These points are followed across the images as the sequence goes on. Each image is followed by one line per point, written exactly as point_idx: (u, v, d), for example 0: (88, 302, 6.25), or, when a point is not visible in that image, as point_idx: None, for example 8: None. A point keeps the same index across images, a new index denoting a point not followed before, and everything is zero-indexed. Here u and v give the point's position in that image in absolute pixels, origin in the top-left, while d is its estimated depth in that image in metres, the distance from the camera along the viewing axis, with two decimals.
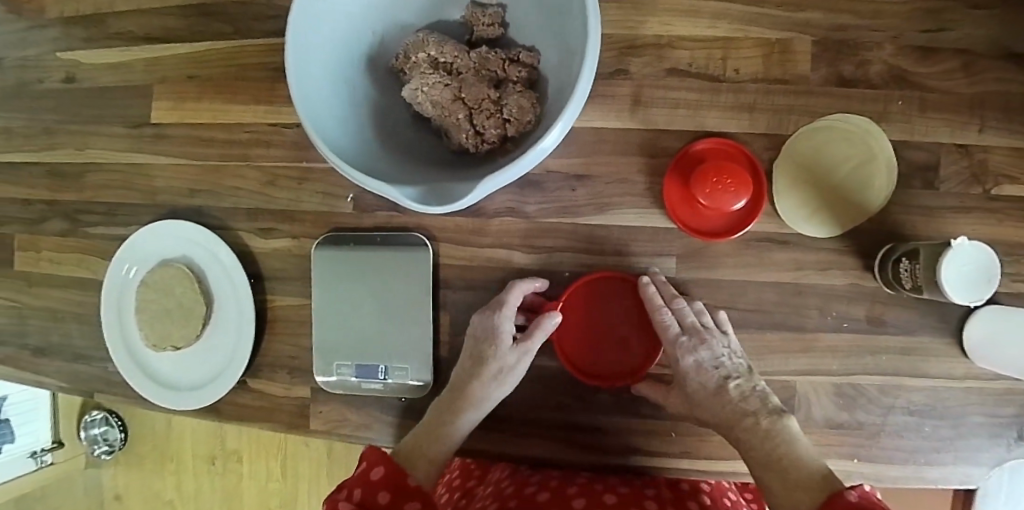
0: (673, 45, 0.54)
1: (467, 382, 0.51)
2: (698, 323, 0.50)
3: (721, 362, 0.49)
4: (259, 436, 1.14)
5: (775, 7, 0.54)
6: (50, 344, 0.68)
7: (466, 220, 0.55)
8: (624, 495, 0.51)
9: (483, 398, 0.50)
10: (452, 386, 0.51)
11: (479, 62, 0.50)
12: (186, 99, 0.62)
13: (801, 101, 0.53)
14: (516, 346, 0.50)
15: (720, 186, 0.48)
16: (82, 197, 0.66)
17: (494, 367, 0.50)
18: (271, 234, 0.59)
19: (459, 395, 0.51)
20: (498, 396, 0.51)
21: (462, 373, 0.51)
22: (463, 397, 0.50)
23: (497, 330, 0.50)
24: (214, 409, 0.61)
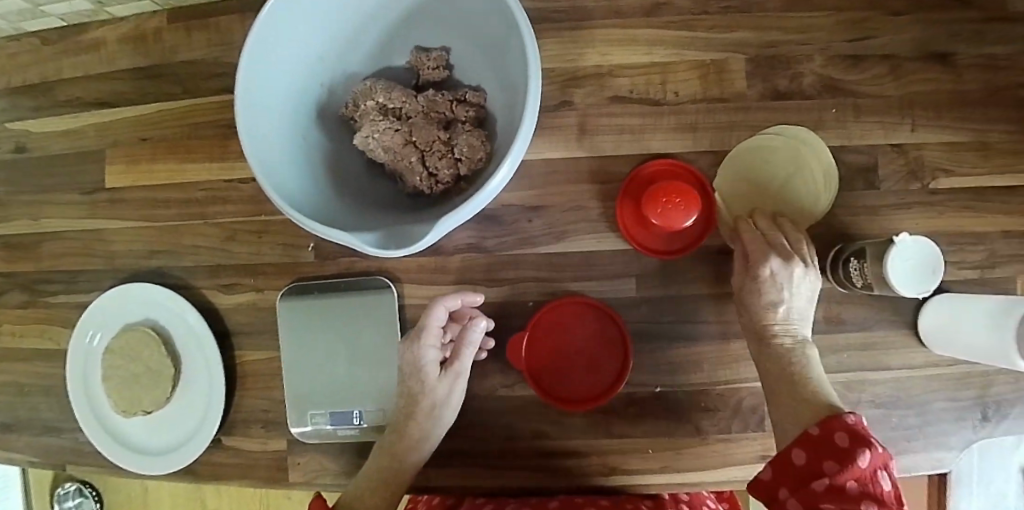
0: (613, 73, 0.56)
1: (405, 417, 0.52)
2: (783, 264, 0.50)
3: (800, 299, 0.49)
4: (238, 493, 1.12)
5: (707, 30, 0.56)
6: (17, 419, 0.67)
7: (428, 258, 0.55)
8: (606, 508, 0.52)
9: (424, 428, 0.52)
10: (393, 424, 0.52)
11: (427, 105, 0.51)
12: (141, 161, 0.62)
13: (740, 117, 0.55)
14: (445, 372, 0.52)
15: (671, 205, 0.50)
16: (39, 267, 0.65)
17: (428, 397, 0.52)
18: (235, 289, 0.59)
19: (401, 431, 0.52)
20: (440, 423, 0.52)
21: (400, 411, 0.53)
22: (405, 432, 0.51)
23: (421, 360, 0.52)
24: (190, 471, 0.60)
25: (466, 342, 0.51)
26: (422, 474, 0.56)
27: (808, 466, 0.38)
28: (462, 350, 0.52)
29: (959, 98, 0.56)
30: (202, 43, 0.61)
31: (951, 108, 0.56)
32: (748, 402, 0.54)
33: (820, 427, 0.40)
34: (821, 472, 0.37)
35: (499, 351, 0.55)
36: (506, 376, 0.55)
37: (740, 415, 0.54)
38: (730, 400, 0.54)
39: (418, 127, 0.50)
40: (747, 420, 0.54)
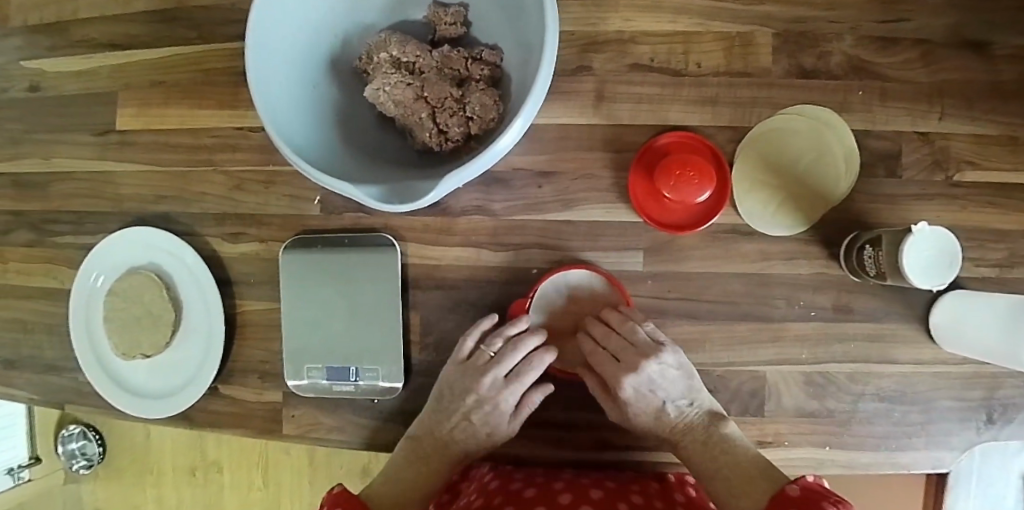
0: (635, 40, 0.54)
1: (447, 428, 0.51)
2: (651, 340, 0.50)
3: (658, 385, 0.50)
4: (239, 448, 1.13)
5: (734, 2, 0.54)
6: (21, 356, 0.68)
7: (434, 219, 0.55)
8: (610, 490, 0.48)
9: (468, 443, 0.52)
10: (429, 431, 0.52)
11: (442, 61, 0.50)
12: (151, 105, 0.61)
13: (763, 94, 0.54)
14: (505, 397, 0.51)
15: (685, 179, 0.49)
16: (48, 206, 0.66)
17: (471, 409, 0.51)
18: (239, 238, 0.59)
19: (442, 441, 0.51)
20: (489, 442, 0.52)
21: (440, 423, 0.51)
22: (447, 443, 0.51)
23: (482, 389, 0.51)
24: (186, 417, 0.60)
25: (530, 366, 0.50)
26: None
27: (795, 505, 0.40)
28: (524, 374, 0.50)
29: (992, 88, 0.54)
30: None
31: (984, 98, 0.54)
32: (749, 386, 0.54)
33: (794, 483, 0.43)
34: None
35: (499, 317, 0.55)
36: None
37: (739, 398, 0.54)
38: (730, 382, 0.54)
39: (429, 83, 0.49)
40: (746, 403, 0.54)
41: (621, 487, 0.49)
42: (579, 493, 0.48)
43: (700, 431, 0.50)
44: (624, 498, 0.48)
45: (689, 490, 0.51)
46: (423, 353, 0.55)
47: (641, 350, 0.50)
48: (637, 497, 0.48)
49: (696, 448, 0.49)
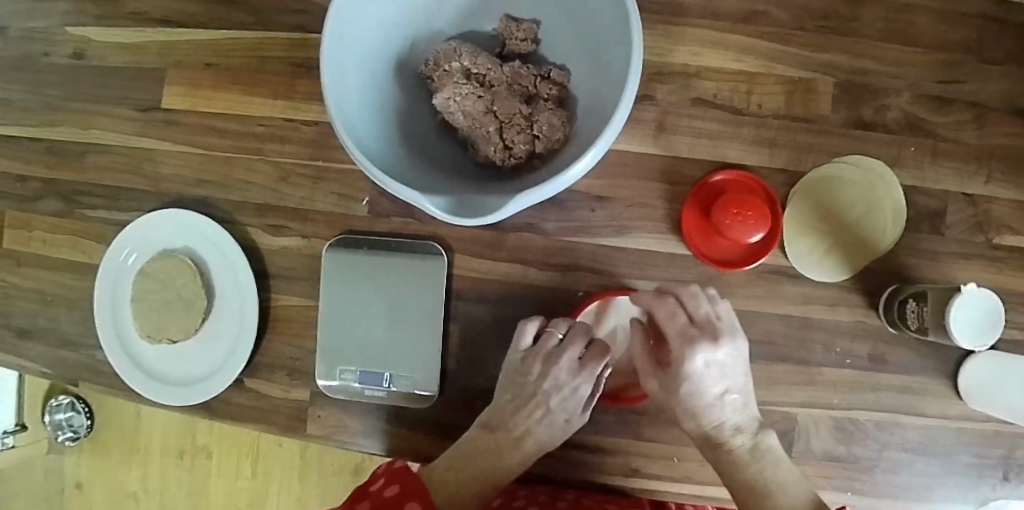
0: (701, 75, 0.54)
1: (525, 421, 0.53)
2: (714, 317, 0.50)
3: (725, 372, 0.50)
4: (232, 435, 1.12)
5: (800, 47, 0.55)
6: (36, 326, 0.66)
7: (484, 232, 0.54)
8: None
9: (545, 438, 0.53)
10: (497, 426, 0.52)
11: (512, 77, 0.50)
12: (201, 86, 0.60)
13: (819, 141, 0.55)
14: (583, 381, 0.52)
15: (739, 219, 0.49)
16: (80, 178, 0.64)
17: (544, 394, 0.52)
18: (281, 232, 0.58)
19: (518, 434, 0.53)
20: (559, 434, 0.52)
21: (513, 417, 0.53)
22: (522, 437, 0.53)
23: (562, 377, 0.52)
24: (206, 407, 0.59)
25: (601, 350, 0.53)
26: (441, 447, 0.55)
27: None
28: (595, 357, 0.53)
29: None
30: None
31: None
32: (780, 426, 0.54)
33: None
34: None
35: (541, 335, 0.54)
36: None
37: None
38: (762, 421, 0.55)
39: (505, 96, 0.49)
40: None
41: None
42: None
43: (750, 441, 0.50)
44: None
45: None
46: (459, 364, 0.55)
47: (709, 330, 0.49)
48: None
49: (744, 457, 0.50)
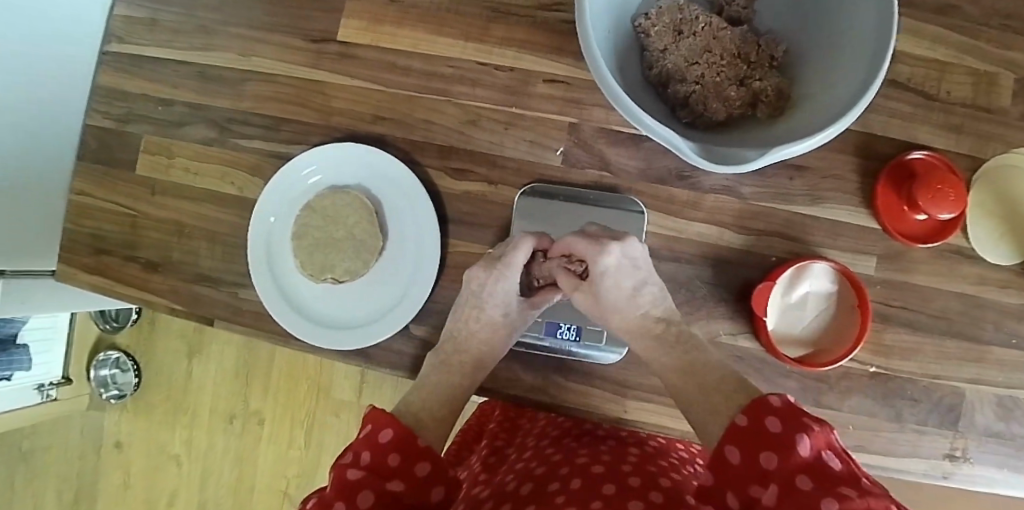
0: (896, 59, 0.57)
1: (476, 332, 0.53)
2: (608, 261, 0.50)
3: (616, 288, 0.50)
4: (285, 399, 1.08)
5: (984, 42, 0.57)
6: (167, 259, 0.62)
7: (681, 192, 0.55)
8: (610, 498, 0.42)
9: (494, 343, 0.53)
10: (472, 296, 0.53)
11: (739, 42, 0.53)
12: (384, 22, 0.59)
13: (999, 131, 0.57)
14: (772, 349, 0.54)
15: (942, 194, 0.51)
16: (236, 105, 0.61)
17: (490, 324, 0.53)
18: (465, 176, 0.57)
19: (474, 321, 0.53)
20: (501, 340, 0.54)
21: (470, 321, 0.53)
22: (473, 340, 0.53)
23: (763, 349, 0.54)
24: (367, 353, 0.57)
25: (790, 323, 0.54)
26: (620, 404, 0.55)
27: (745, 465, 0.36)
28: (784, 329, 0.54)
29: None
30: None
31: None
32: (949, 400, 0.56)
33: (752, 415, 0.39)
34: (761, 467, 0.35)
35: (731, 296, 0.55)
36: (731, 323, 0.55)
37: (938, 411, 0.56)
38: (932, 394, 0.56)
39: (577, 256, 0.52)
40: (944, 416, 0.56)
41: (619, 495, 0.43)
42: (575, 501, 0.42)
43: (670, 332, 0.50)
44: (596, 492, 0.43)
45: (675, 475, 0.48)
46: None
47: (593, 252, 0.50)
48: (599, 466, 0.48)
49: (878, 396, 0.56)
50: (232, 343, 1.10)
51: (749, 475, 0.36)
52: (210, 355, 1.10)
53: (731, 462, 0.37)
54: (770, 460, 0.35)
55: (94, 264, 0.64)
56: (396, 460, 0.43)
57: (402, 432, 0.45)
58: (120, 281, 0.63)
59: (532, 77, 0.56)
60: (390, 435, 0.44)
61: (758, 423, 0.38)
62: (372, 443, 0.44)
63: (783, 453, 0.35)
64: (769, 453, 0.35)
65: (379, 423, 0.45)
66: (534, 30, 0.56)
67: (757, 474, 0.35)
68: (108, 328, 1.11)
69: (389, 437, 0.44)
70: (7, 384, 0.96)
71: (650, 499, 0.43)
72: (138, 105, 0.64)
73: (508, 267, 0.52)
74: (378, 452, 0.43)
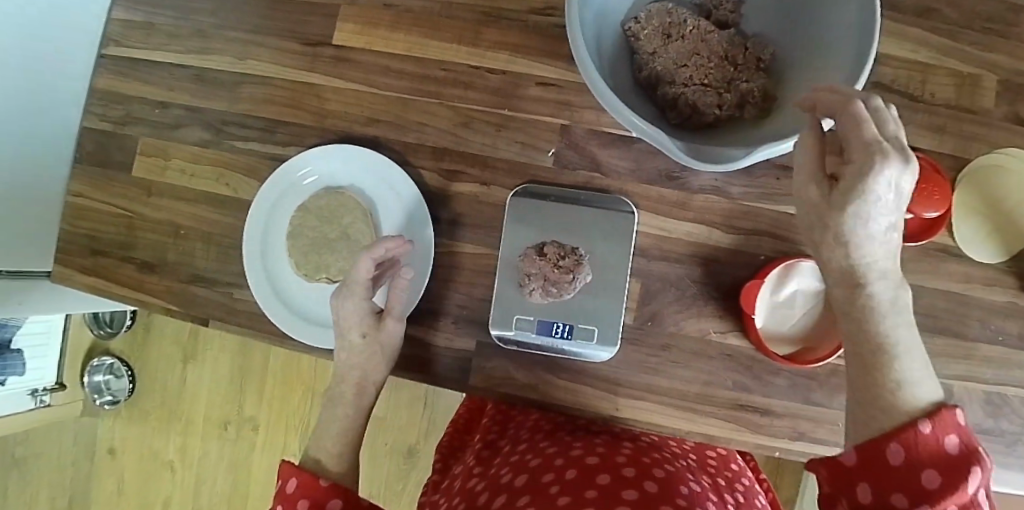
0: (879, 62, 0.58)
1: (356, 358, 0.54)
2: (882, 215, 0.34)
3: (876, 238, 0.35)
4: (280, 403, 1.08)
5: (966, 45, 0.59)
6: (163, 260, 0.62)
7: (671, 192, 0.56)
8: (605, 489, 0.45)
9: (377, 364, 0.54)
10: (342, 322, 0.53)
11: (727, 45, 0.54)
12: (379, 26, 0.60)
13: (982, 132, 0.58)
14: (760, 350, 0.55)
15: (926, 194, 0.52)
16: (233, 108, 0.62)
17: (370, 347, 0.53)
18: (458, 177, 0.57)
19: (352, 350, 0.53)
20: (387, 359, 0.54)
21: (348, 348, 0.54)
22: (357, 365, 0.54)
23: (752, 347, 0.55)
24: None
25: (779, 321, 0.55)
26: (612, 402, 0.56)
27: (902, 470, 0.36)
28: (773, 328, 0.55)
29: None
30: None
31: None
32: None
33: (928, 421, 0.36)
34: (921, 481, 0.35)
35: (721, 295, 0.55)
36: (721, 321, 0.55)
37: None
38: None
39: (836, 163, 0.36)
40: None
41: (613, 484, 0.46)
42: (569, 494, 0.45)
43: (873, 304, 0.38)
44: (592, 483, 0.46)
45: (665, 465, 0.51)
46: (636, 319, 0.56)
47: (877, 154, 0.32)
48: (593, 458, 0.50)
49: None
50: (227, 348, 1.10)
51: (881, 489, 0.37)
52: (205, 360, 1.10)
53: (883, 459, 0.37)
54: (931, 482, 0.35)
55: (90, 265, 0.64)
56: (305, 503, 0.50)
57: (303, 477, 0.51)
58: (116, 282, 0.63)
59: (524, 79, 0.57)
60: (293, 486, 0.51)
61: (934, 445, 0.36)
62: (282, 497, 0.51)
63: (931, 498, 0.35)
64: (932, 472, 0.35)
65: (284, 476, 0.51)
66: (526, 34, 0.57)
67: (913, 485, 0.36)
68: (103, 334, 1.11)
69: (293, 486, 0.51)
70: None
71: (643, 489, 0.46)
72: (135, 108, 0.65)
73: (354, 284, 0.52)
74: (289, 503, 0.50)
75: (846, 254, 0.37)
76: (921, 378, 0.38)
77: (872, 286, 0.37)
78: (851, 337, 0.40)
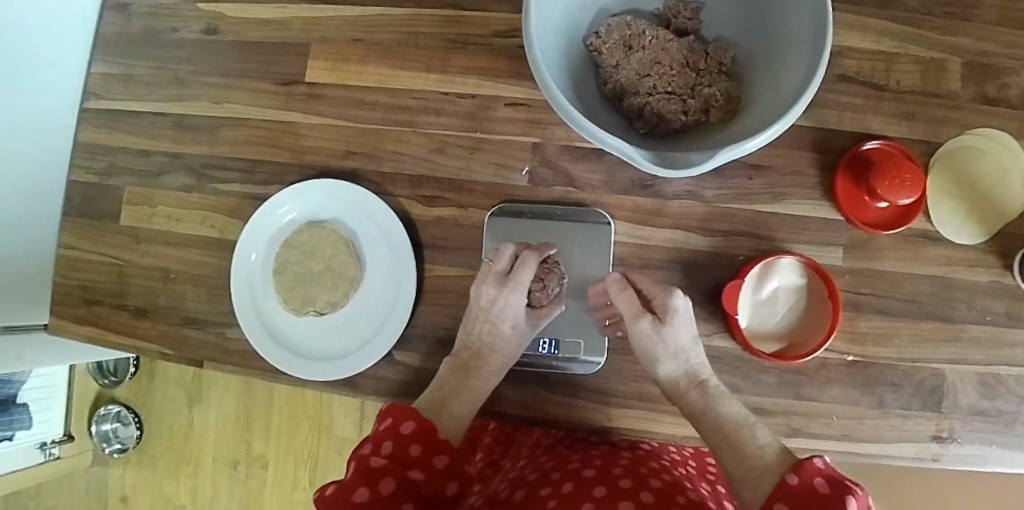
0: (842, 54, 0.59)
1: (488, 343, 0.53)
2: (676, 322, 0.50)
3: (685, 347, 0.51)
4: (288, 437, 1.09)
5: (928, 31, 0.59)
6: (155, 305, 0.64)
7: (645, 201, 0.57)
8: (602, 501, 0.45)
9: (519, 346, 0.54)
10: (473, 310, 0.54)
11: (687, 52, 0.54)
12: (348, 61, 0.61)
13: (952, 114, 0.58)
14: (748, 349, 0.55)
15: (897, 181, 0.52)
16: (213, 152, 0.63)
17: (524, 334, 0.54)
18: (435, 202, 0.58)
19: (500, 338, 0.54)
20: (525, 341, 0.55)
21: (474, 335, 0.54)
22: (508, 351, 0.54)
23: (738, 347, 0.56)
24: (352, 382, 0.58)
25: (765, 319, 0.55)
26: (604, 413, 0.56)
27: None
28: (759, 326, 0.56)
29: None
30: None
31: None
32: (929, 383, 0.56)
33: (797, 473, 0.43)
34: None
35: (703, 297, 0.56)
36: (706, 324, 0.56)
37: (920, 393, 0.56)
38: (912, 377, 0.56)
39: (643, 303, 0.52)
40: (926, 399, 0.56)
41: (610, 496, 0.46)
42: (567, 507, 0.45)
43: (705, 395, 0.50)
44: (588, 496, 0.46)
45: (664, 475, 0.51)
46: None
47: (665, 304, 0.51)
48: (590, 470, 0.50)
49: (860, 384, 0.56)
50: (231, 387, 1.11)
51: None
52: (211, 400, 1.11)
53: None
54: None
55: (85, 316, 0.65)
56: (416, 452, 0.47)
57: (422, 424, 0.48)
58: (111, 330, 0.64)
59: (493, 101, 0.58)
60: (410, 429, 0.48)
61: (805, 489, 0.42)
62: (394, 435, 0.47)
63: None
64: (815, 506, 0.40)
65: (401, 416, 0.48)
66: (492, 57, 0.59)
67: None
68: (108, 383, 1.12)
69: (409, 429, 0.48)
70: (8, 444, 0.98)
71: (640, 500, 0.45)
72: (118, 159, 0.67)
73: (517, 285, 0.53)
74: (399, 441, 0.47)
75: (675, 365, 0.51)
76: (762, 432, 0.48)
77: (695, 388, 0.50)
78: (711, 435, 0.49)
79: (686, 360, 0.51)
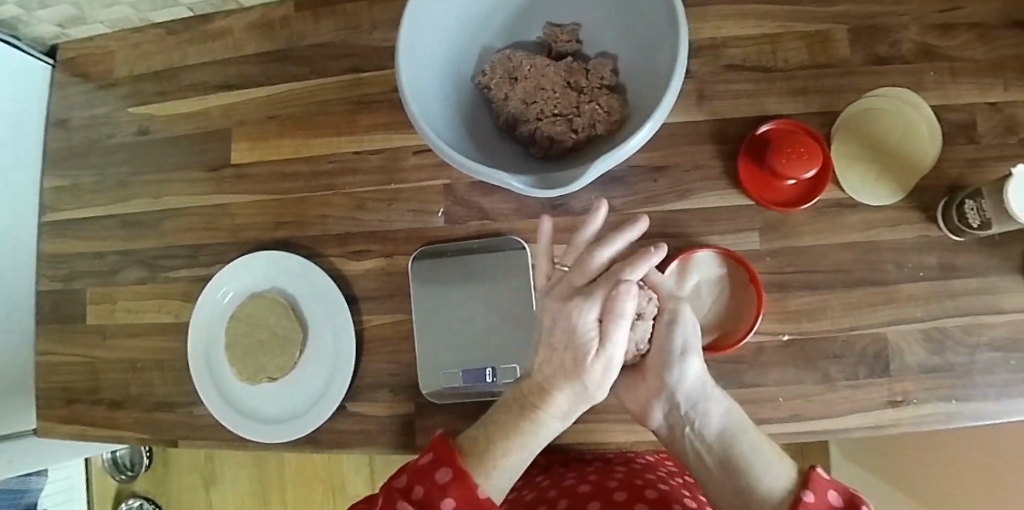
0: (727, 45, 0.60)
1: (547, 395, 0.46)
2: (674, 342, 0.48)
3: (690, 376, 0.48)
4: (304, 503, 1.11)
5: (809, 5, 0.60)
6: (127, 396, 0.67)
7: (559, 220, 0.58)
8: None
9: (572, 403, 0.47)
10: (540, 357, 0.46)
11: (568, 73, 0.57)
12: (266, 137, 0.65)
13: (846, 81, 0.59)
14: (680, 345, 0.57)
15: (795, 156, 0.53)
16: (159, 243, 0.67)
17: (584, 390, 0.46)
18: (363, 255, 0.61)
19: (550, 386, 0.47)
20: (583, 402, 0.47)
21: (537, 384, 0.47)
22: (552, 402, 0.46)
23: None
24: (313, 439, 0.60)
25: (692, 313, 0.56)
26: None
27: None
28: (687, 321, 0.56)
29: None
30: (329, 28, 0.64)
31: None
32: (872, 349, 0.56)
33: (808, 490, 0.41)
34: None
35: None
36: None
37: (865, 361, 0.56)
38: (854, 346, 0.56)
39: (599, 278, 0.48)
40: (872, 365, 0.56)
41: None
42: None
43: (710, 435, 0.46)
44: None
45: (662, 484, 0.52)
46: None
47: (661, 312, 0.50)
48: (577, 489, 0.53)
49: (803, 362, 0.57)
50: (241, 460, 1.14)
51: None
52: (224, 476, 1.15)
53: None
54: None
55: (67, 416, 0.69)
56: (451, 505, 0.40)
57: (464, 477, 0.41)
58: (91, 426, 0.68)
59: (402, 152, 0.61)
60: (447, 478, 0.41)
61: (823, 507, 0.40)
62: (427, 477, 0.41)
63: None
64: None
65: (442, 459, 0.42)
66: (394, 110, 0.62)
67: None
68: (124, 477, 1.17)
69: (447, 477, 0.41)
70: None
71: None
72: (77, 264, 0.71)
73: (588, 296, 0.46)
74: (435, 484, 0.41)
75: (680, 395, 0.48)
76: (779, 465, 0.43)
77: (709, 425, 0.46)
78: (718, 475, 0.45)
79: (694, 398, 0.47)
